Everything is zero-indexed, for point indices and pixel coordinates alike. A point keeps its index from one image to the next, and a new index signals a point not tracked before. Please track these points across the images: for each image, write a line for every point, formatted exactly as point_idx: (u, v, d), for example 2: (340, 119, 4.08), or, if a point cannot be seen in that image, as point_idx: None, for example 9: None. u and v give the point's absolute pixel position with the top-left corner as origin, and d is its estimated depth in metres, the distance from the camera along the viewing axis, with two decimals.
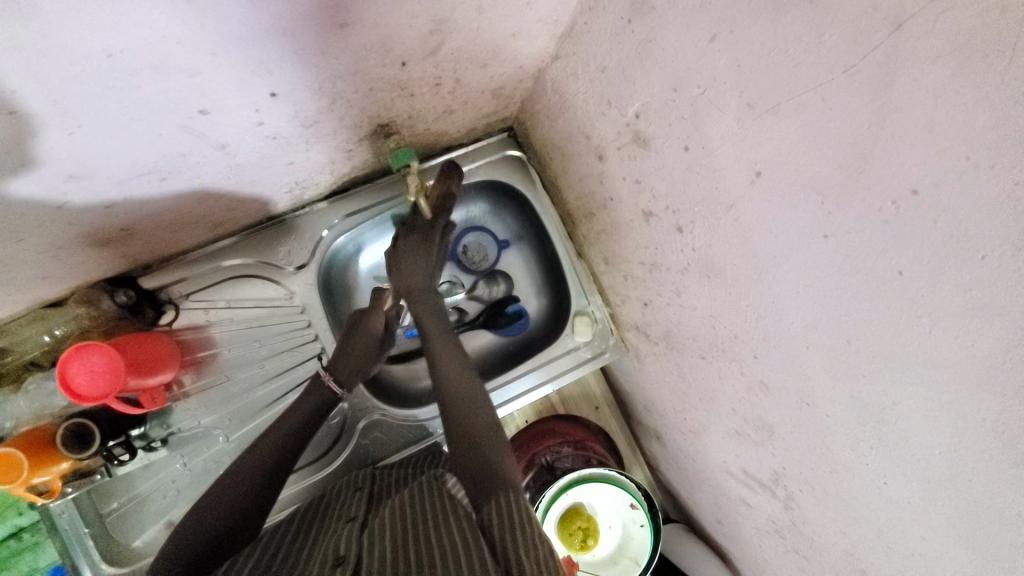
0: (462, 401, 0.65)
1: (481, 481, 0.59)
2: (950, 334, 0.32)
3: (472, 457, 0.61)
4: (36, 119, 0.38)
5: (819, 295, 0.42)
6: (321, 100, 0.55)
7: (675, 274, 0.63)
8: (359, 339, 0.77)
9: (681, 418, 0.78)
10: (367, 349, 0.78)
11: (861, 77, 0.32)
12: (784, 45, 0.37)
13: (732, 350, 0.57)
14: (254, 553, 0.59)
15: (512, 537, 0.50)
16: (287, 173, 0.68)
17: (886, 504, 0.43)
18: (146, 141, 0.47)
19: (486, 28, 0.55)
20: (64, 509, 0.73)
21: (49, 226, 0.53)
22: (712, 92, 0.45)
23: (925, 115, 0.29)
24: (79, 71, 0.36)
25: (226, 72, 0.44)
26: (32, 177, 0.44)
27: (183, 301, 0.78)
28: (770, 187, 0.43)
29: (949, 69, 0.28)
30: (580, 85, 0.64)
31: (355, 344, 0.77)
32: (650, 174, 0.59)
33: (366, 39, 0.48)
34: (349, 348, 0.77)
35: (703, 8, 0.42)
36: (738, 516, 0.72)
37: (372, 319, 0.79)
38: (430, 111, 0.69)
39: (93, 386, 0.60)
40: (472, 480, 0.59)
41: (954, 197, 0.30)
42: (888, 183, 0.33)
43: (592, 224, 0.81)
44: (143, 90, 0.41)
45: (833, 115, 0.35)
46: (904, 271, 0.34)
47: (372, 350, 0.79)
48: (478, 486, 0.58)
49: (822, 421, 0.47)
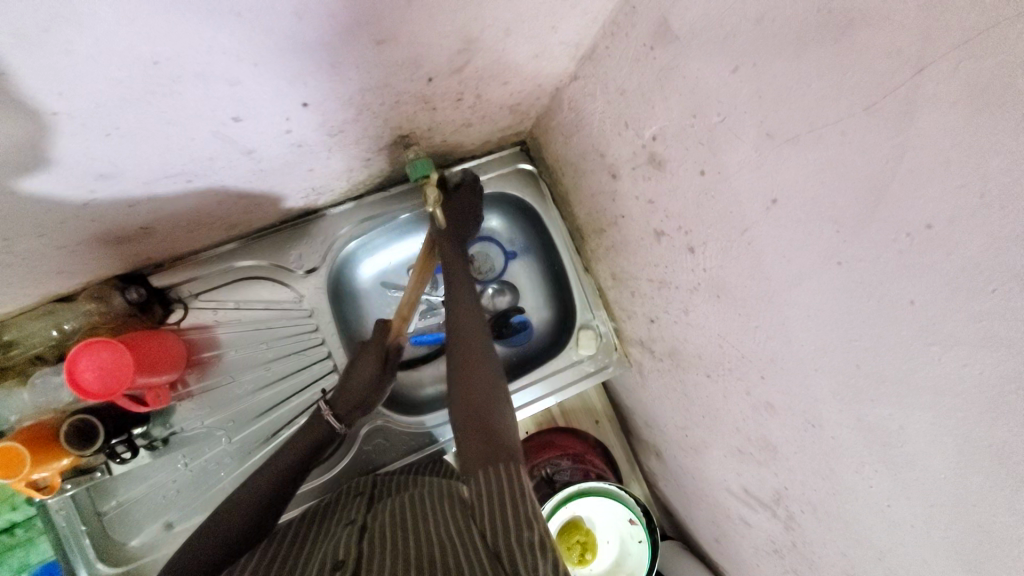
0: (481, 375, 0.69)
1: (487, 448, 0.61)
2: (958, 362, 0.34)
3: (480, 424, 0.64)
4: (77, 121, 0.39)
5: (829, 319, 0.43)
6: (348, 111, 0.57)
7: (684, 292, 0.64)
8: (359, 371, 0.77)
9: (683, 435, 0.79)
10: (370, 378, 0.77)
11: (882, 115, 0.34)
12: (806, 80, 0.38)
13: (740, 369, 0.58)
14: (256, 554, 0.60)
15: (511, 538, 0.50)
16: (307, 178, 0.69)
17: (888, 527, 0.44)
18: (179, 144, 0.48)
19: (512, 48, 0.56)
20: (61, 505, 0.73)
21: (72, 222, 0.53)
22: (731, 120, 0.47)
23: (941, 155, 0.31)
24: (127, 76, 0.37)
25: (265, 81, 0.45)
26: (65, 174, 0.45)
27: (192, 301, 0.78)
28: (785, 214, 0.44)
29: (966, 113, 0.29)
30: (598, 105, 0.66)
31: (356, 375, 0.77)
32: (664, 195, 0.61)
33: (398, 55, 0.50)
34: (349, 385, 0.76)
35: (727, 40, 0.44)
36: (737, 535, 0.72)
37: (373, 348, 0.78)
38: (449, 124, 0.70)
39: (102, 381, 0.60)
40: (477, 446, 0.62)
41: (968, 233, 0.31)
42: (903, 216, 0.34)
43: (601, 239, 0.82)
44: (183, 96, 0.42)
45: (852, 149, 0.36)
46: (915, 299, 0.35)
47: (377, 378, 0.78)
48: (483, 451, 0.61)
49: (827, 443, 0.48)
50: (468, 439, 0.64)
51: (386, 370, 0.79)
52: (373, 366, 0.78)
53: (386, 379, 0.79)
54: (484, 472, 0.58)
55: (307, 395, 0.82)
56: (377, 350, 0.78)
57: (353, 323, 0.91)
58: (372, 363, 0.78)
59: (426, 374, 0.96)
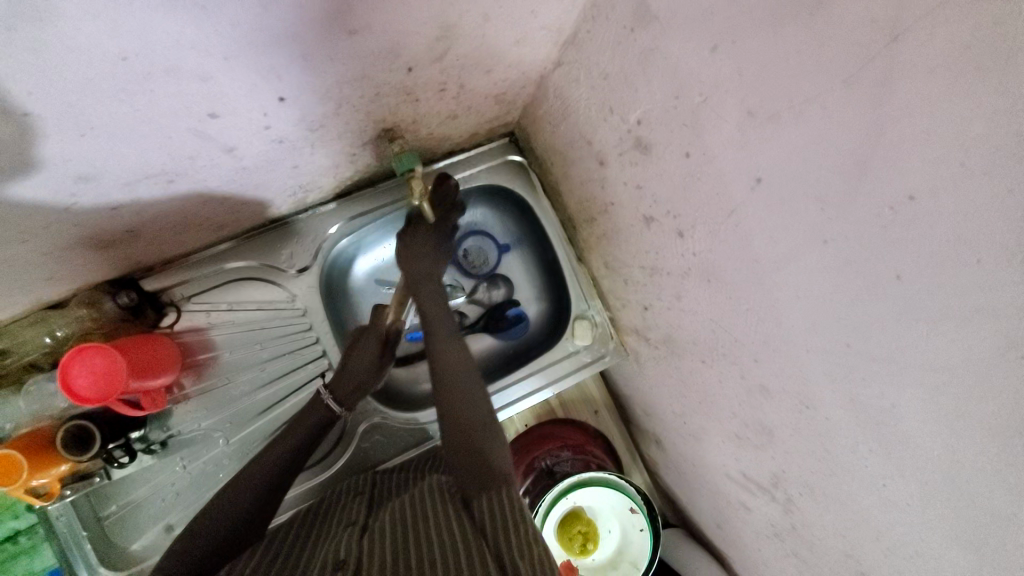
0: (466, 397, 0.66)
1: (481, 475, 0.59)
2: (946, 336, 0.33)
3: (471, 449, 0.62)
4: (49, 122, 0.39)
5: (818, 298, 0.43)
6: (328, 105, 0.56)
7: (676, 277, 0.64)
8: (358, 356, 0.77)
9: (681, 422, 0.78)
10: (370, 364, 0.77)
11: (861, 85, 0.33)
12: (785, 55, 0.38)
13: (733, 353, 0.58)
14: (253, 557, 0.59)
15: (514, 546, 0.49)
16: (292, 176, 0.69)
17: (885, 506, 0.43)
18: (156, 143, 0.48)
19: (491, 35, 0.56)
20: (63, 511, 0.73)
21: (56, 228, 0.53)
22: (713, 100, 0.46)
23: (922, 124, 0.30)
24: (96, 74, 0.37)
25: (238, 76, 0.45)
26: (41, 177, 0.44)
27: (185, 304, 0.78)
28: (771, 192, 0.44)
29: (944, 82, 0.29)
30: (582, 91, 0.65)
31: (355, 360, 0.77)
32: (651, 179, 0.60)
33: (375, 45, 0.49)
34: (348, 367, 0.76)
35: (705, 18, 0.43)
36: (738, 520, 0.72)
37: (372, 334, 0.79)
38: (434, 115, 0.70)
39: (94, 386, 0.60)
40: (471, 475, 0.60)
41: (952, 202, 0.30)
42: (884, 190, 0.34)
43: (593, 228, 0.82)
44: (155, 93, 0.42)
45: (833, 123, 0.36)
46: (901, 274, 0.35)
47: (376, 364, 0.78)
48: (478, 479, 0.59)
49: (822, 423, 0.48)
50: (459, 468, 0.61)
51: (386, 351, 0.80)
52: (372, 349, 0.78)
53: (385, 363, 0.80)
54: (482, 498, 0.56)
55: (303, 395, 0.82)
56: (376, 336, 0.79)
57: (348, 321, 0.91)
58: (371, 348, 0.78)
59: (423, 370, 0.95)
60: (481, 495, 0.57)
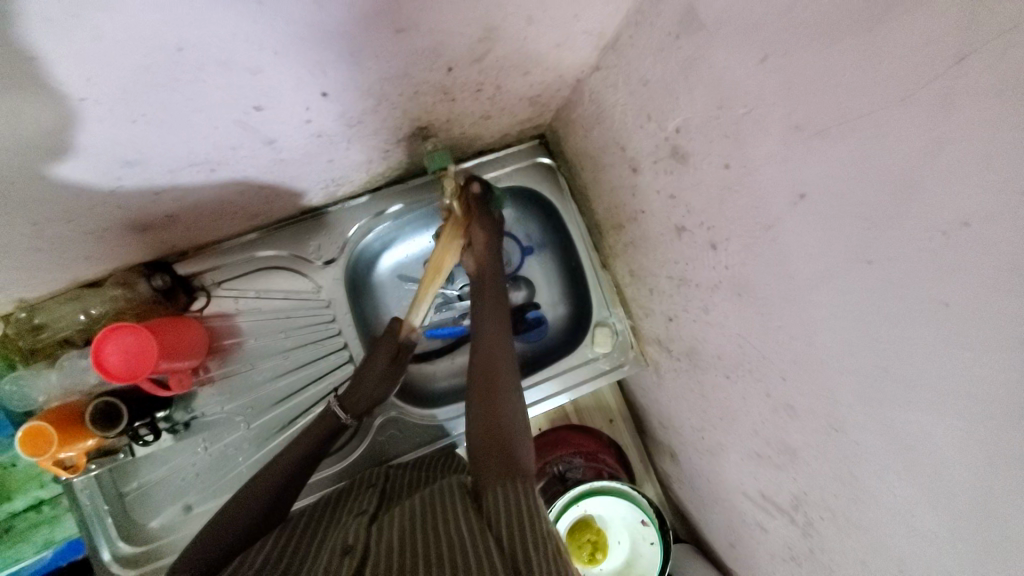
0: (502, 380, 0.70)
1: (504, 465, 0.60)
2: (991, 369, 0.32)
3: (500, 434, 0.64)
4: (103, 107, 0.40)
5: (857, 319, 0.42)
6: (366, 102, 0.57)
7: (704, 290, 0.63)
8: (370, 366, 0.77)
9: (699, 437, 0.77)
10: (379, 375, 0.77)
11: (918, 105, 0.32)
12: (841, 68, 0.37)
13: (759, 370, 0.57)
14: (271, 539, 0.61)
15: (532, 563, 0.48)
16: (326, 169, 0.70)
17: (911, 538, 0.42)
18: (202, 133, 0.49)
19: (533, 37, 0.56)
20: (85, 485, 0.76)
21: (98, 209, 0.54)
22: (758, 112, 0.45)
23: (978, 150, 0.29)
24: (152, 63, 0.38)
25: (286, 71, 0.46)
26: (89, 159, 0.46)
27: (214, 289, 0.80)
28: (814, 209, 0.43)
29: (1008, 105, 0.27)
30: (620, 97, 0.65)
31: (368, 370, 0.77)
32: (685, 189, 0.60)
33: (418, 45, 0.49)
34: (360, 378, 0.77)
35: (757, 28, 0.42)
36: (752, 541, 0.71)
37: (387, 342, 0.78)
38: (468, 116, 0.70)
39: (126, 364, 0.61)
40: (495, 465, 0.61)
41: (1005, 230, 0.29)
42: (938, 213, 0.33)
43: (620, 235, 0.81)
44: (206, 84, 0.43)
45: (887, 142, 0.35)
46: (949, 301, 0.34)
47: (388, 373, 0.78)
48: (500, 468, 0.60)
49: (851, 448, 0.46)
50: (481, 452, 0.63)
51: (398, 362, 0.78)
52: (382, 362, 0.77)
53: (398, 372, 0.79)
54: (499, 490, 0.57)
55: (324, 385, 0.83)
56: (388, 346, 0.78)
57: (370, 315, 0.91)
58: (384, 359, 0.77)
59: (440, 367, 0.96)
60: (498, 487, 0.57)
